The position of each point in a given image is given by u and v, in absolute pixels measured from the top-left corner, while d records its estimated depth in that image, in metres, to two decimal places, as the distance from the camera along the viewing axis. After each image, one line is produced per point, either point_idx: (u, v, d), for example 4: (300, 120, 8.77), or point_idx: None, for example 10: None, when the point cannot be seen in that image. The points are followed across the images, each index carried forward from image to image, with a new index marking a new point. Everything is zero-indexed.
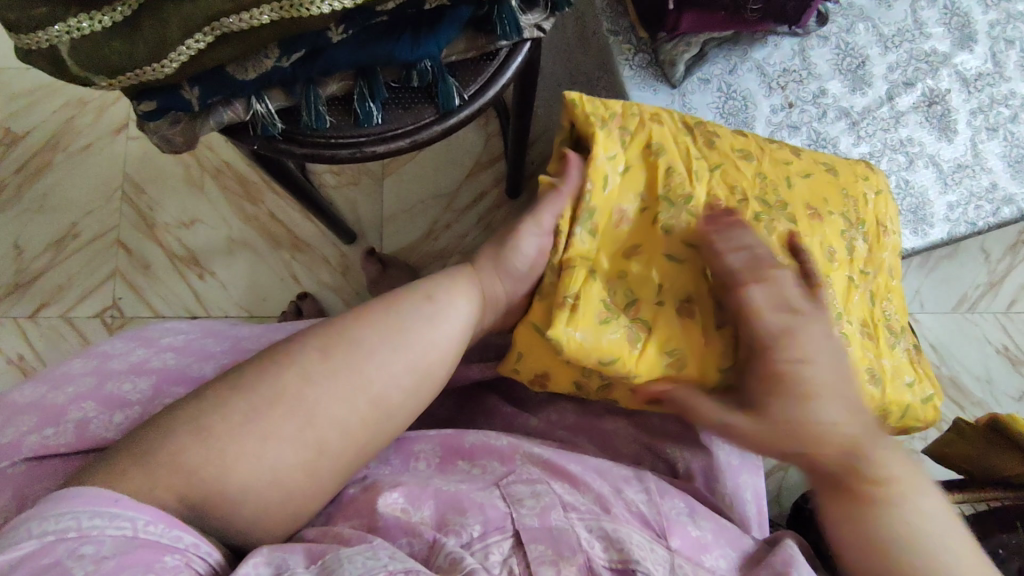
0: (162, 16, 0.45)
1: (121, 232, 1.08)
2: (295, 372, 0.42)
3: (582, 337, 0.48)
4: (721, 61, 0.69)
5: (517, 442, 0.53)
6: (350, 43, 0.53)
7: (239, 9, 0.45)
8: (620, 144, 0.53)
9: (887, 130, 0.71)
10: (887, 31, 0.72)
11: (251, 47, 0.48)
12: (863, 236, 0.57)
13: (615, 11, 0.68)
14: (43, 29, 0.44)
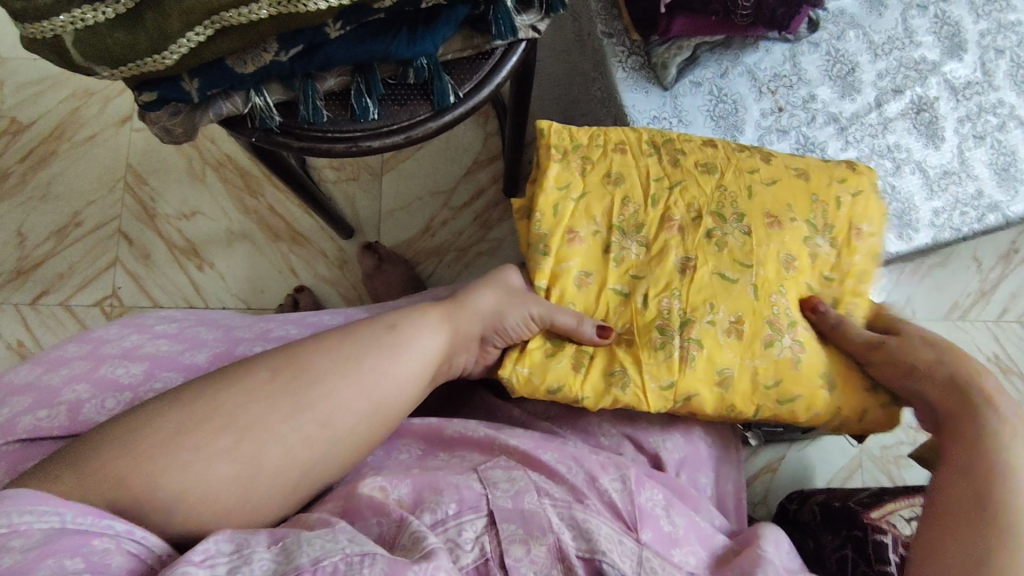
0: (163, 8, 0.46)
1: (123, 222, 1.10)
2: (242, 390, 0.44)
3: (527, 372, 0.54)
4: (713, 65, 0.70)
5: (494, 433, 0.54)
6: (347, 39, 0.55)
7: (239, 3, 0.47)
8: (576, 171, 0.59)
9: (875, 136, 0.72)
10: (877, 39, 0.74)
11: (251, 41, 0.50)
12: (828, 240, 0.58)
13: (609, 14, 0.69)
14: (48, 19, 0.45)
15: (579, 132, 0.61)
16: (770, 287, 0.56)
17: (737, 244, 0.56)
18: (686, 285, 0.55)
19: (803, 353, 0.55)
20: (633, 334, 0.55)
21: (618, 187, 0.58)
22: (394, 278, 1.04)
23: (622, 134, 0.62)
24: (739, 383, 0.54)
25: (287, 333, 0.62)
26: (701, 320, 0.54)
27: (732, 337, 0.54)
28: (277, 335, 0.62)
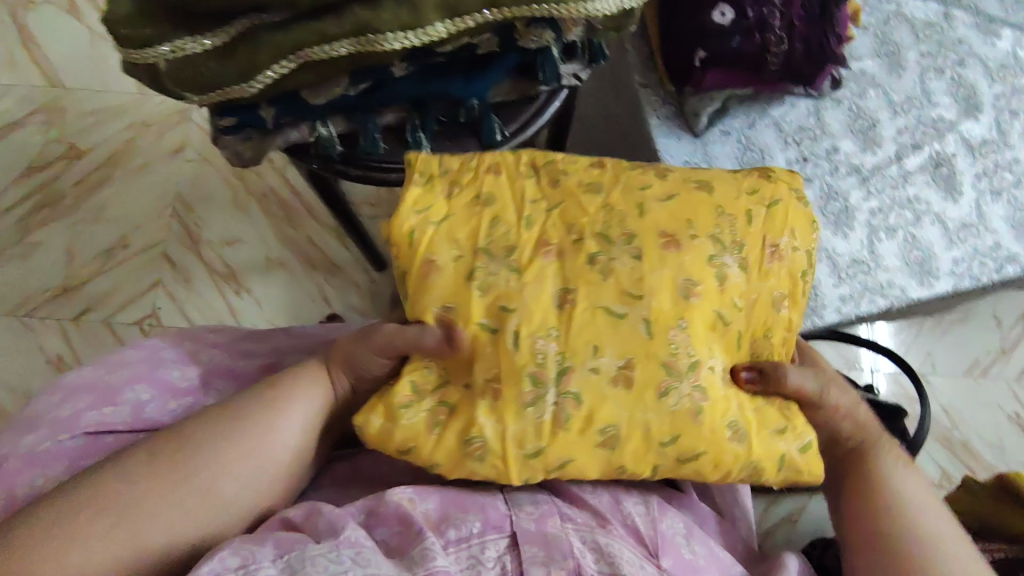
0: (255, 42, 0.51)
1: (167, 247, 1.15)
2: (119, 475, 0.46)
3: (378, 423, 0.48)
4: (741, 116, 0.75)
5: None
6: (410, 77, 0.60)
7: (322, 41, 0.51)
8: (440, 195, 0.53)
9: (895, 188, 0.76)
10: (897, 98, 0.78)
11: (328, 71, 0.54)
12: (733, 260, 0.52)
13: (645, 66, 0.74)
14: (152, 48, 0.50)
15: (451, 159, 0.55)
16: (665, 321, 0.49)
17: (625, 271, 0.50)
18: (566, 324, 0.49)
19: (706, 400, 0.49)
20: (500, 384, 0.48)
21: (487, 210, 0.52)
22: None
23: (496, 158, 0.56)
24: (627, 439, 0.48)
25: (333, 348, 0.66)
26: (580, 367, 0.48)
27: (619, 386, 0.48)
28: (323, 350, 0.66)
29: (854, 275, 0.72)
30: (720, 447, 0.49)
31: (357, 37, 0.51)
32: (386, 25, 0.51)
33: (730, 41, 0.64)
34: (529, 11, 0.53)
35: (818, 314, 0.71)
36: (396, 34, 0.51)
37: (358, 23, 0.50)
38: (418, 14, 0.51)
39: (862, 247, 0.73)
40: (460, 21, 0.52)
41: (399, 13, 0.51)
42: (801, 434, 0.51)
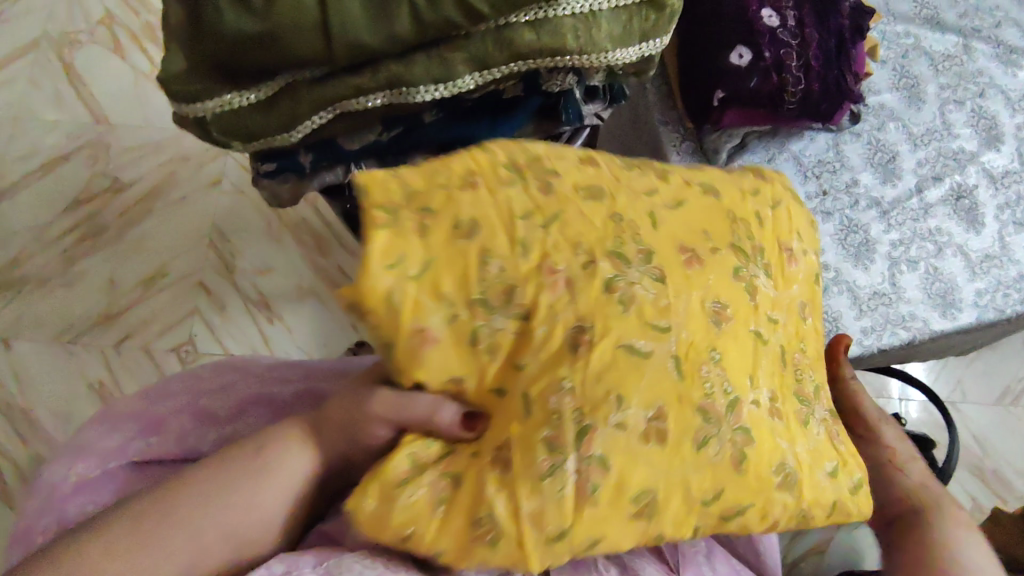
0: (296, 96, 0.54)
1: (204, 275, 1.19)
2: (95, 547, 0.41)
3: (373, 508, 0.42)
4: (761, 151, 0.76)
5: None
6: (438, 121, 0.62)
7: (358, 94, 0.54)
8: (407, 230, 0.42)
9: (917, 220, 0.76)
10: (916, 130, 0.79)
11: (360, 122, 0.58)
12: (759, 269, 0.53)
13: (665, 103, 0.76)
14: (200, 102, 0.52)
15: (410, 173, 0.45)
16: (697, 354, 0.46)
17: (646, 299, 0.45)
18: (580, 372, 0.42)
19: (749, 446, 0.47)
20: (512, 449, 0.42)
21: (472, 242, 0.43)
22: None
23: (466, 160, 0.46)
24: (666, 501, 0.44)
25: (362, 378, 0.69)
26: (605, 423, 0.42)
27: (656, 442, 0.43)
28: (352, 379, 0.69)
29: (876, 307, 0.73)
30: (767, 500, 0.48)
31: (390, 90, 0.54)
32: (417, 77, 0.53)
33: (748, 81, 0.66)
34: (551, 62, 0.55)
35: (840, 347, 0.72)
36: (427, 86, 0.53)
37: (391, 77, 0.53)
38: (446, 66, 0.53)
39: (882, 279, 0.74)
40: (488, 73, 0.54)
41: (429, 66, 0.53)
42: (852, 474, 0.55)
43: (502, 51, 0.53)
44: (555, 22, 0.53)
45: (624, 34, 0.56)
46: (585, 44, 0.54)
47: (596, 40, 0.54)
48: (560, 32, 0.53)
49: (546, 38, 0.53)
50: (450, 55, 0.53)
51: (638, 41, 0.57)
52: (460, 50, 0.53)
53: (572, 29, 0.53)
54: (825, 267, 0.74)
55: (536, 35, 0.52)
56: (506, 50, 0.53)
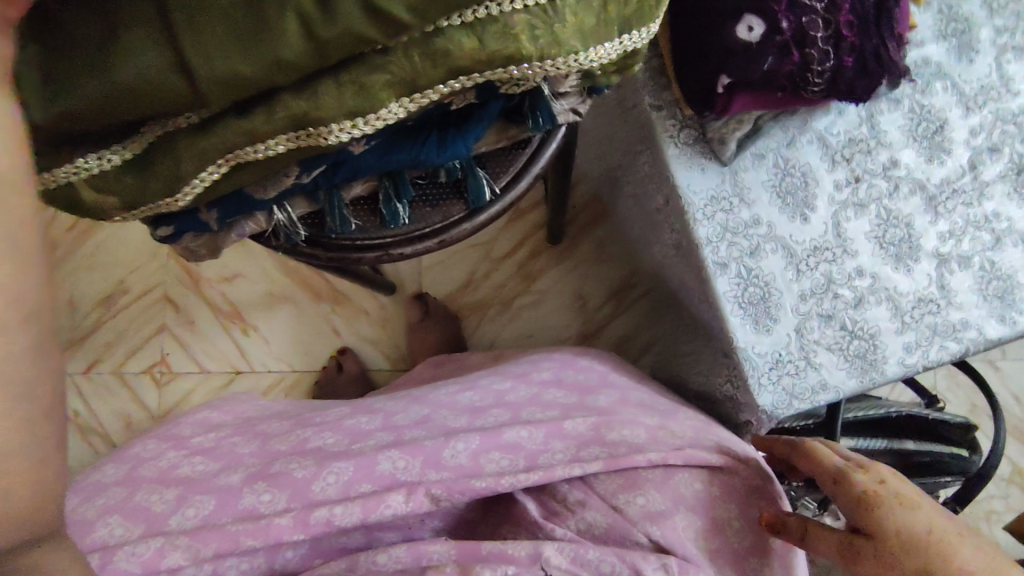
0: (173, 151, 0.39)
1: (168, 287, 1.09)
2: None
3: None
4: (778, 133, 0.63)
5: (534, 548, 0.52)
6: (371, 153, 0.50)
7: (253, 142, 0.39)
8: None
9: (969, 205, 0.63)
10: (968, 90, 0.65)
11: (269, 169, 0.43)
12: None
13: (658, 83, 0.63)
14: (48, 171, 0.39)
15: None
16: None
17: None
18: None
19: None
20: None
21: None
22: (435, 337, 1.04)
23: None
24: None
25: (323, 444, 0.62)
26: None
27: None
28: (313, 446, 0.62)
29: (921, 317, 0.61)
30: None
31: (294, 131, 0.39)
32: (329, 115, 0.38)
33: (761, 62, 0.52)
34: (506, 73, 0.40)
35: (879, 369, 0.61)
36: (342, 125, 0.39)
37: (294, 117, 0.38)
38: (366, 93, 0.39)
39: (929, 282, 0.62)
40: (420, 98, 0.40)
41: (342, 97, 0.38)
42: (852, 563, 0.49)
43: (436, 65, 0.39)
44: (506, 19, 0.38)
45: (599, 31, 0.42)
46: (549, 47, 0.40)
47: (561, 39, 0.40)
48: (510, 35, 0.39)
49: (495, 45, 0.39)
50: (367, 77, 0.38)
51: (616, 35, 0.43)
52: (379, 71, 0.38)
53: (528, 27, 0.39)
54: (859, 273, 0.62)
55: (478, 41, 0.38)
56: (443, 65, 0.39)
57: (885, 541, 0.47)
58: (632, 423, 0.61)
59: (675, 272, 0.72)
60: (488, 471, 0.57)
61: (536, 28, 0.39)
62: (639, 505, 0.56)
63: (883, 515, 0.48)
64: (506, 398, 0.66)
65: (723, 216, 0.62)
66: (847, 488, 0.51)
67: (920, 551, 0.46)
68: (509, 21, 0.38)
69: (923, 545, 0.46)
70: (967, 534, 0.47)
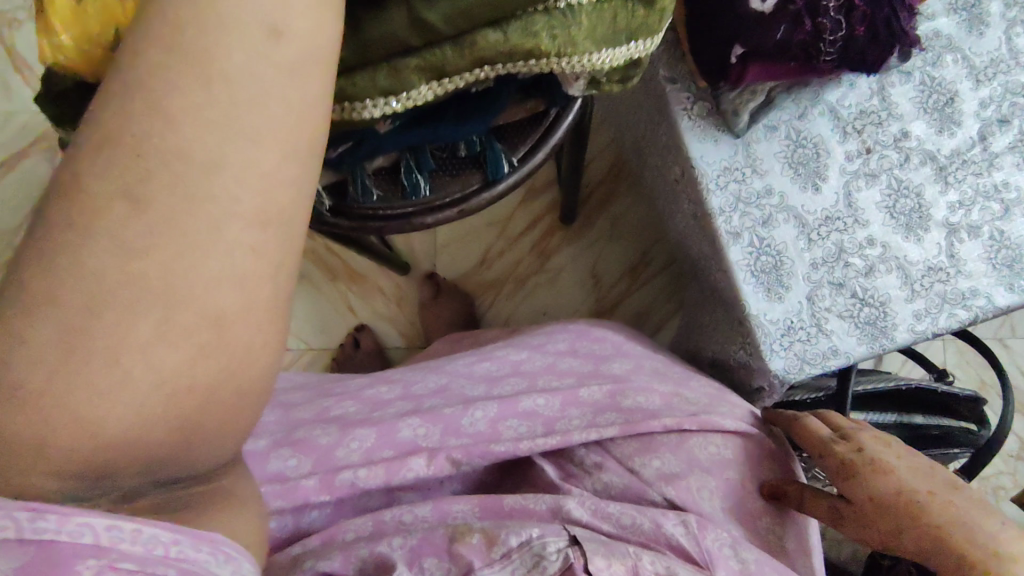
0: None
1: None
2: None
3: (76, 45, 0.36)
4: (790, 105, 0.64)
5: (555, 503, 0.54)
6: (394, 129, 0.51)
7: None
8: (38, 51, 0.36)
9: (979, 175, 0.64)
10: (978, 63, 0.65)
11: None
12: None
13: (672, 56, 0.64)
14: None
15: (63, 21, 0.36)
16: None
17: None
18: None
19: None
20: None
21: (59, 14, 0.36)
22: (448, 315, 1.06)
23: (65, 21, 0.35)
24: None
25: (345, 412, 0.64)
26: None
27: None
28: (335, 414, 0.64)
29: (931, 286, 0.62)
30: None
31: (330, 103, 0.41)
32: (361, 92, 0.41)
33: (774, 32, 0.53)
34: (526, 68, 0.41)
35: (889, 335, 0.62)
36: (374, 100, 0.41)
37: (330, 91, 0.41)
38: (398, 76, 0.40)
39: (938, 250, 0.63)
40: (448, 82, 0.41)
41: (376, 78, 0.40)
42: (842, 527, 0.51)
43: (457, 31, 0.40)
44: (527, 17, 0.39)
45: (611, 33, 0.42)
46: (565, 45, 0.40)
47: (576, 39, 0.40)
48: (530, 32, 0.39)
49: (517, 39, 0.39)
50: (399, 61, 0.40)
51: (625, 42, 0.42)
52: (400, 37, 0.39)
53: (547, 26, 0.39)
54: (870, 242, 0.63)
55: (501, 35, 0.39)
56: (469, 55, 0.40)
57: (859, 507, 0.50)
58: (646, 389, 0.62)
59: (694, 242, 0.73)
60: (506, 437, 0.59)
61: (555, 26, 0.40)
62: (655, 466, 0.57)
63: (858, 482, 0.51)
64: (523, 367, 0.68)
65: (736, 187, 0.63)
66: (829, 457, 0.54)
67: (889, 513, 0.48)
68: (531, 20, 0.39)
69: (892, 506, 0.48)
70: (942, 492, 0.47)
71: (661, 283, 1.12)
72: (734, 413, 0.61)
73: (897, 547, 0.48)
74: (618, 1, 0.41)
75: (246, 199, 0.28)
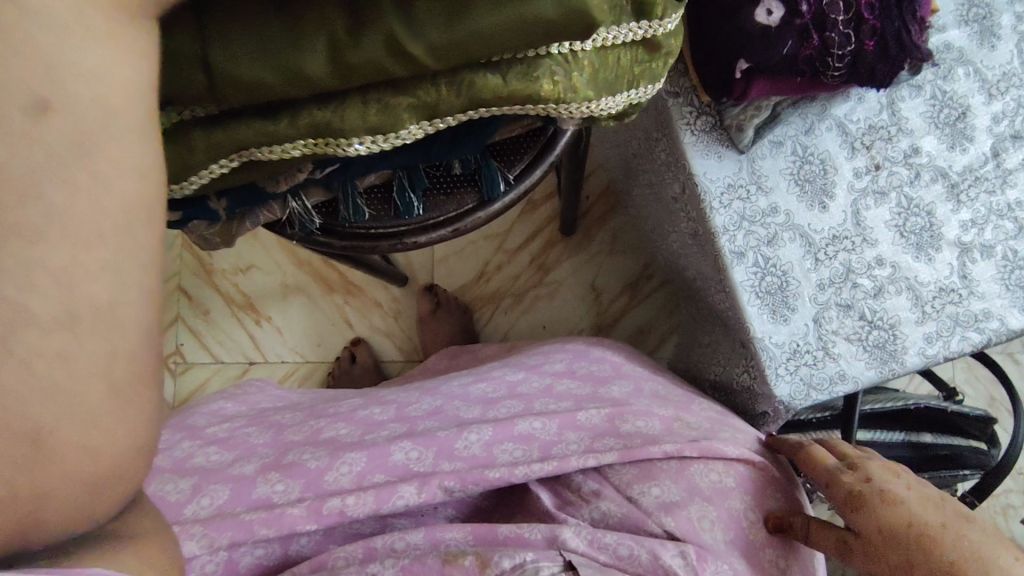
0: (181, 139, 0.37)
1: (181, 278, 1.08)
2: None
3: None
4: (796, 121, 0.62)
5: (551, 531, 0.51)
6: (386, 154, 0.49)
7: (271, 142, 0.38)
8: None
9: (992, 192, 0.62)
10: (991, 76, 0.63)
11: (282, 166, 0.41)
12: None
13: (675, 70, 0.61)
14: None
15: None
16: None
17: None
18: None
19: None
20: None
21: None
22: (446, 327, 1.04)
23: None
24: None
25: (336, 435, 0.62)
26: None
27: None
28: (326, 436, 0.62)
29: (941, 307, 0.60)
30: None
31: (314, 138, 0.38)
32: (349, 128, 0.37)
33: (780, 46, 0.51)
34: (523, 110, 0.40)
35: (899, 359, 0.60)
36: (362, 138, 0.38)
37: (315, 124, 0.37)
38: (389, 113, 0.37)
39: (950, 271, 0.61)
40: (440, 122, 0.39)
41: (366, 114, 0.37)
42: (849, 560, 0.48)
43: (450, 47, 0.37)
44: (529, 61, 0.37)
45: (612, 80, 0.41)
46: (567, 91, 0.39)
47: (578, 87, 0.39)
48: (531, 76, 0.38)
49: (516, 84, 0.38)
50: (391, 99, 0.37)
51: (626, 87, 0.42)
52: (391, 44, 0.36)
53: (551, 70, 0.38)
54: (878, 262, 0.61)
55: (500, 79, 0.38)
56: (465, 95, 0.38)
57: (870, 539, 0.47)
58: (647, 414, 0.60)
59: (693, 258, 0.71)
60: (501, 462, 0.56)
61: (558, 73, 0.38)
62: (654, 495, 0.54)
63: (867, 515, 0.48)
64: (519, 389, 0.66)
65: (740, 205, 0.61)
66: (835, 487, 0.51)
67: (899, 548, 0.45)
68: (533, 65, 0.37)
69: (903, 541, 0.45)
70: (954, 524, 0.44)
71: (663, 297, 1.10)
72: (737, 440, 0.58)
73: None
74: (623, 47, 0.40)
75: (70, 297, 0.25)
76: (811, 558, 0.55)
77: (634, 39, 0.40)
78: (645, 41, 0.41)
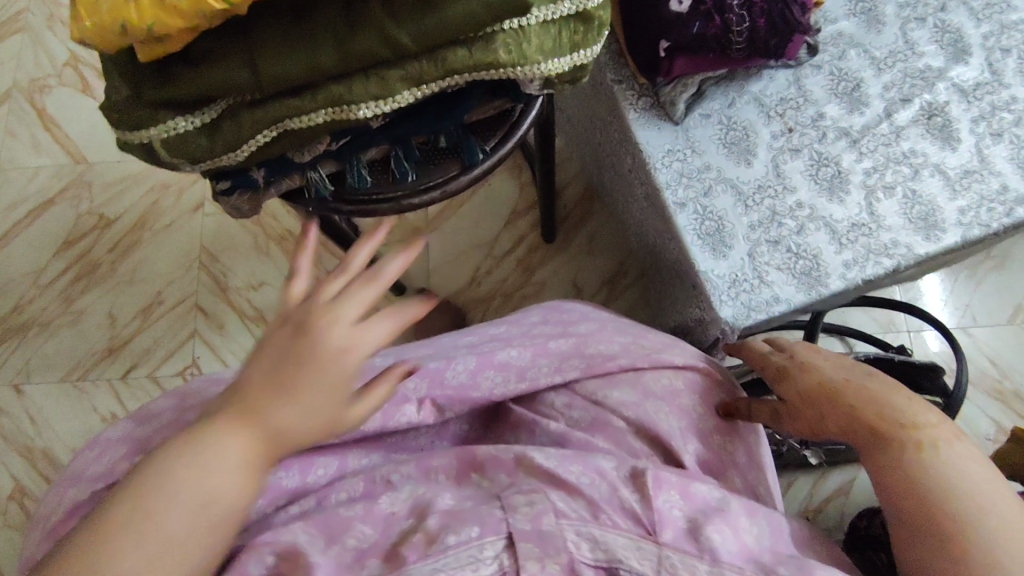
0: (237, 118, 0.51)
1: (200, 297, 1.18)
2: None
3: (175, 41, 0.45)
4: (719, 97, 0.75)
5: (521, 451, 0.58)
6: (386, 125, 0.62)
7: (299, 113, 0.51)
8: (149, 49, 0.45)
9: (888, 145, 0.74)
10: (879, 54, 0.77)
11: (307, 137, 0.54)
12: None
13: (617, 62, 0.75)
14: (144, 129, 0.50)
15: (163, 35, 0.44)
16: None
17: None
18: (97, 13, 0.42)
19: None
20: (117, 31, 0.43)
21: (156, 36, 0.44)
22: (440, 323, 1.14)
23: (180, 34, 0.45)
24: None
25: None
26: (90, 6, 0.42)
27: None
28: None
29: (856, 239, 0.71)
30: None
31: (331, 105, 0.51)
32: (356, 98, 0.50)
33: (690, 27, 0.65)
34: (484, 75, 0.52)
35: (823, 283, 0.70)
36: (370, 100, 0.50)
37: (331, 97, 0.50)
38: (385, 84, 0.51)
39: (860, 209, 0.72)
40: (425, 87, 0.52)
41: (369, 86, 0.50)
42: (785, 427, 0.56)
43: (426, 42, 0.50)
44: (487, 36, 0.51)
45: (555, 48, 0.53)
46: (517, 58, 0.51)
47: (528, 55, 0.52)
48: (490, 49, 0.51)
49: (479, 56, 0.51)
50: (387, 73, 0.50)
51: (569, 52, 0.54)
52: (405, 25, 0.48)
53: (503, 42, 0.51)
54: (798, 206, 0.72)
55: (467, 52, 0.51)
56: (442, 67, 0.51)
57: (791, 403, 0.55)
58: (608, 339, 0.68)
59: (649, 223, 0.83)
60: (486, 386, 0.65)
61: (510, 42, 0.51)
62: (616, 397, 0.63)
63: (791, 384, 0.56)
64: (501, 334, 0.75)
65: (679, 165, 0.73)
66: (767, 367, 0.60)
67: (814, 404, 0.54)
68: (492, 40, 0.51)
69: (815, 399, 0.54)
70: (857, 378, 0.53)
71: (640, 291, 1.20)
72: (685, 351, 0.67)
73: (824, 432, 0.54)
74: (561, 20, 0.53)
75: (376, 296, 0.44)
76: (760, 447, 0.63)
77: (569, 15, 0.53)
78: (578, 15, 0.53)
